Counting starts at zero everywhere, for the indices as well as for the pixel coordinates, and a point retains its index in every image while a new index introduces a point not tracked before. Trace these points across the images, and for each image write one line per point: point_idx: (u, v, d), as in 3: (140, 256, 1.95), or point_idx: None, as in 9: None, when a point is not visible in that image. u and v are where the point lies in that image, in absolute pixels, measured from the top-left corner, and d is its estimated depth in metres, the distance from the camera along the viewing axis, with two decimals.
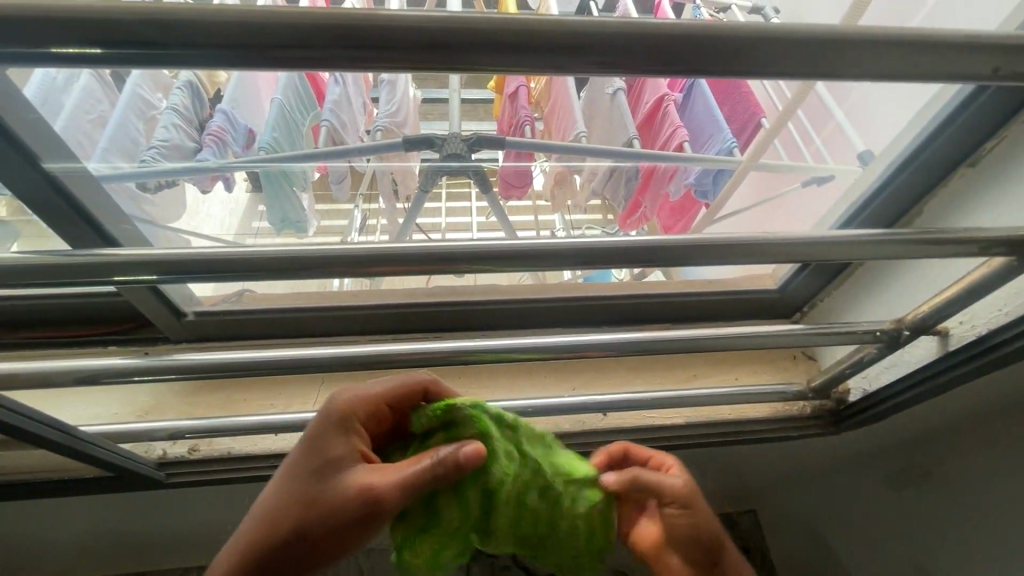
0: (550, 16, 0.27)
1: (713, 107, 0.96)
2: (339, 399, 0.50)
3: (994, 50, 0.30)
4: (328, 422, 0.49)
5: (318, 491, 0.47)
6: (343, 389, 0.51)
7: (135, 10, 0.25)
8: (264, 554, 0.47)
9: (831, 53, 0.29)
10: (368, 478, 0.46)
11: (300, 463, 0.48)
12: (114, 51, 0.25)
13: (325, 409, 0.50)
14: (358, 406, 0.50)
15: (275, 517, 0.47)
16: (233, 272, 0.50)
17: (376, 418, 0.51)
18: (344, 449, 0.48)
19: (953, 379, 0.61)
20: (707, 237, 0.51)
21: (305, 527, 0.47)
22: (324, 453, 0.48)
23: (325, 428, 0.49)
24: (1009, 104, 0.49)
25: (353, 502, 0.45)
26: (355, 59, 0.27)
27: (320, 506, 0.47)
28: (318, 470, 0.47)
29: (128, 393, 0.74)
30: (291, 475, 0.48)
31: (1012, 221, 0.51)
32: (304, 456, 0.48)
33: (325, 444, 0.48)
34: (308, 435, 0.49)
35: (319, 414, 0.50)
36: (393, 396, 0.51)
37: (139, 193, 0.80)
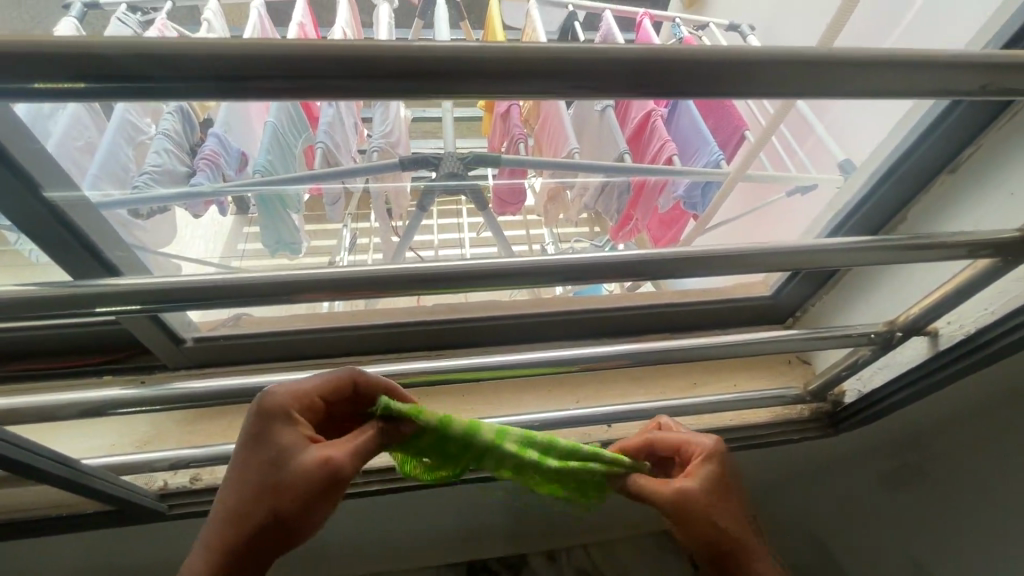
0: (543, 44, 0.28)
1: (698, 121, 0.99)
2: (274, 394, 0.45)
3: (981, 67, 0.32)
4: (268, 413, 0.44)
5: (272, 479, 0.43)
6: (274, 384, 0.46)
7: (150, 45, 0.25)
8: (233, 556, 0.43)
9: (826, 73, 0.30)
10: (324, 452, 0.43)
11: (247, 461, 0.43)
12: (126, 85, 0.26)
13: (258, 406, 0.45)
14: (297, 396, 0.45)
15: (234, 517, 0.43)
16: (242, 297, 0.50)
17: (315, 408, 0.46)
18: (293, 435, 0.44)
19: (944, 378, 0.63)
20: (703, 248, 0.53)
21: (270, 519, 0.43)
22: (274, 443, 0.44)
23: (269, 422, 0.44)
24: (984, 114, 0.51)
25: (316, 480, 0.42)
26: (360, 87, 0.27)
27: (283, 495, 0.42)
28: (269, 462, 0.43)
29: (125, 424, 0.72)
30: (245, 472, 0.43)
31: (993, 225, 0.53)
32: (254, 453, 0.44)
33: (274, 434, 0.44)
34: (248, 434, 0.44)
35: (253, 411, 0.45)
36: (331, 385, 0.46)
37: (130, 219, 0.79)
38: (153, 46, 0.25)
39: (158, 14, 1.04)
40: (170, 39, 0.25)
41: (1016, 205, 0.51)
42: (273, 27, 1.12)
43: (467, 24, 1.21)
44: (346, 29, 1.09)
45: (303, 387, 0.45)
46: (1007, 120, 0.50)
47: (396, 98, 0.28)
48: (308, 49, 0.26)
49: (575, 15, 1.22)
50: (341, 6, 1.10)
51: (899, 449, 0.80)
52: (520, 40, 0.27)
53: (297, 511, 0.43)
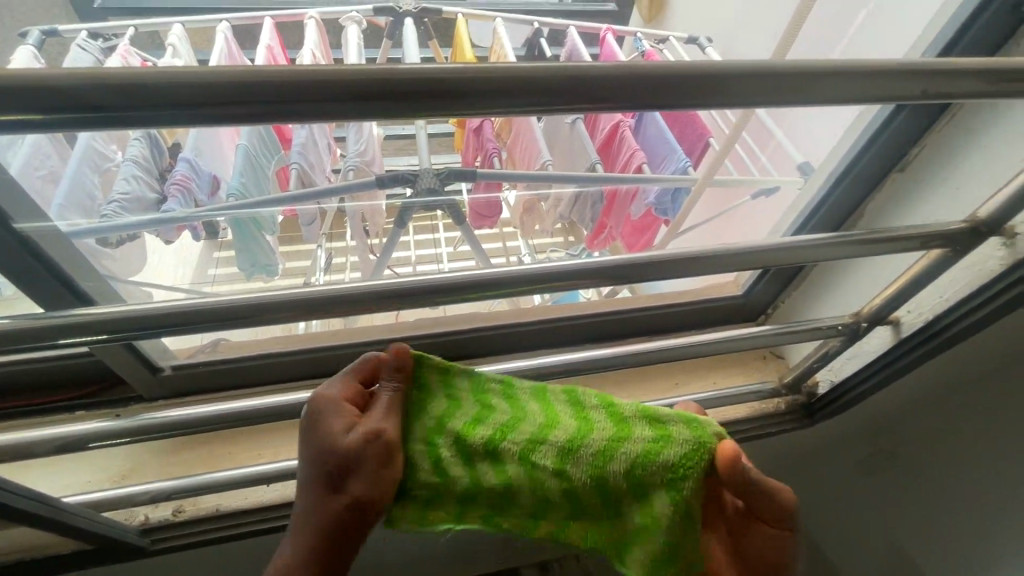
0: (521, 65, 0.29)
1: (664, 131, 1.03)
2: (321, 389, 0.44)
3: (920, 74, 0.34)
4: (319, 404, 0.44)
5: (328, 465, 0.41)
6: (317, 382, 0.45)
7: (133, 76, 0.25)
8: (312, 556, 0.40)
9: (780, 85, 0.32)
10: (372, 423, 0.41)
11: (306, 459, 0.42)
12: (104, 114, 0.26)
13: (309, 404, 0.43)
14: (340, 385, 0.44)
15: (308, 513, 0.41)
16: (223, 320, 0.50)
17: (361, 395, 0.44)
18: (337, 417, 0.42)
19: (907, 364, 0.67)
20: (677, 252, 0.56)
21: (338, 507, 0.40)
22: (328, 432, 0.41)
23: (319, 416, 0.42)
24: (926, 117, 0.55)
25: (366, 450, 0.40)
26: (341, 111, 0.28)
27: (352, 478, 0.40)
28: (321, 451, 0.41)
29: (99, 460, 0.70)
30: (310, 469, 0.41)
31: (942, 217, 0.57)
32: (312, 448, 0.41)
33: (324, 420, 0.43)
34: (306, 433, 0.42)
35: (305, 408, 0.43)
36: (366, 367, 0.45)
37: (99, 248, 0.77)
38: (127, 77, 0.25)
39: (120, 40, 1.02)
40: (149, 68, 0.25)
41: (962, 199, 0.55)
42: (239, 50, 1.12)
43: (435, 43, 1.23)
44: (315, 50, 1.09)
45: (341, 375, 0.45)
46: (949, 118, 0.54)
47: (373, 120, 0.29)
48: (287, 75, 0.27)
49: (540, 32, 1.25)
50: (309, 28, 1.10)
51: (871, 437, 0.84)
52: (496, 63, 0.29)
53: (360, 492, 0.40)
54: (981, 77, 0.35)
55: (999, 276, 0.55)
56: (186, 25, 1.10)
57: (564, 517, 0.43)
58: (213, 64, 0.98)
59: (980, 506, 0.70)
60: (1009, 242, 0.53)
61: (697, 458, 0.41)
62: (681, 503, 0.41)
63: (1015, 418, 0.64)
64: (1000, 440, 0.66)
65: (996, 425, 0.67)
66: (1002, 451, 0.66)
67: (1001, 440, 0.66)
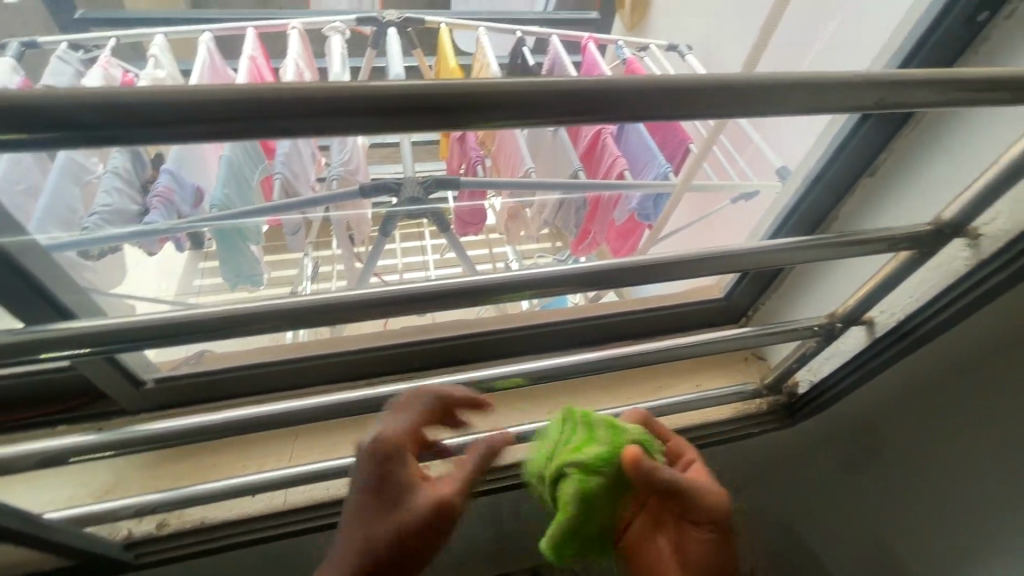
0: (495, 80, 0.30)
1: (646, 137, 1.05)
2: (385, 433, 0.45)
3: (880, 86, 0.36)
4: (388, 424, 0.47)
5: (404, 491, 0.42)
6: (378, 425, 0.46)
7: (107, 96, 0.26)
8: None
9: (747, 98, 0.33)
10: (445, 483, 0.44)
11: (368, 504, 0.41)
12: (76, 133, 0.26)
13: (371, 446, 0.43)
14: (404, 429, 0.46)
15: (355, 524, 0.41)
16: (205, 332, 0.50)
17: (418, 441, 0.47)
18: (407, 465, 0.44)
19: (882, 363, 0.68)
20: (656, 257, 0.56)
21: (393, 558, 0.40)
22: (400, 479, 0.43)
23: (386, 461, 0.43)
24: (891, 124, 0.56)
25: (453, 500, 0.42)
26: (316, 127, 0.29)
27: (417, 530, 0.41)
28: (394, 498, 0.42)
29: (81, 475, 0.69)
30: (373, 514, 0.41)
31: (910, 219, 0.59)
32: (379, 492, 0.42)
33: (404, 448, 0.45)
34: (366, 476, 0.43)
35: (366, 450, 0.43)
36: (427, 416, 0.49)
37: (81, 261, 0.77)
38: (99, 98, 0.25)
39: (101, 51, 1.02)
40: (121, 88, 0.25)
41: (928, 203, 0.57)
42: (222, 61, 1.12)
43: (419, 52, 1.23)
44: (298, 60, 1.09)
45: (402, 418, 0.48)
46: (913, 125, 0.56)
47: (350, 135, 0.30)
48: (263, 92, 0.27)
49: (523, 41, 1.27)
50: (292, 38, 1.11)
51: (867, 432, 0.83)
52: (472, 78, 0.29)
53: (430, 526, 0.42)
54: (935, 88, 0.37)
55: (965, 277, 0.56)
56: (168, 36, 1.10)
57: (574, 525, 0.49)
58: (194, 82, 0.96)
59: (971, 504, 0.70)
60: (972, 243, 0.55)
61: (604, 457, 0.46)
62: (589, 499, 0.45)
63: (1009, 416, 0.64)
64: (994, 439, 0.66)
65: (991, 424, 0.66)
66: (976, 446, 0.68)
67: (995, 438, 0.66)
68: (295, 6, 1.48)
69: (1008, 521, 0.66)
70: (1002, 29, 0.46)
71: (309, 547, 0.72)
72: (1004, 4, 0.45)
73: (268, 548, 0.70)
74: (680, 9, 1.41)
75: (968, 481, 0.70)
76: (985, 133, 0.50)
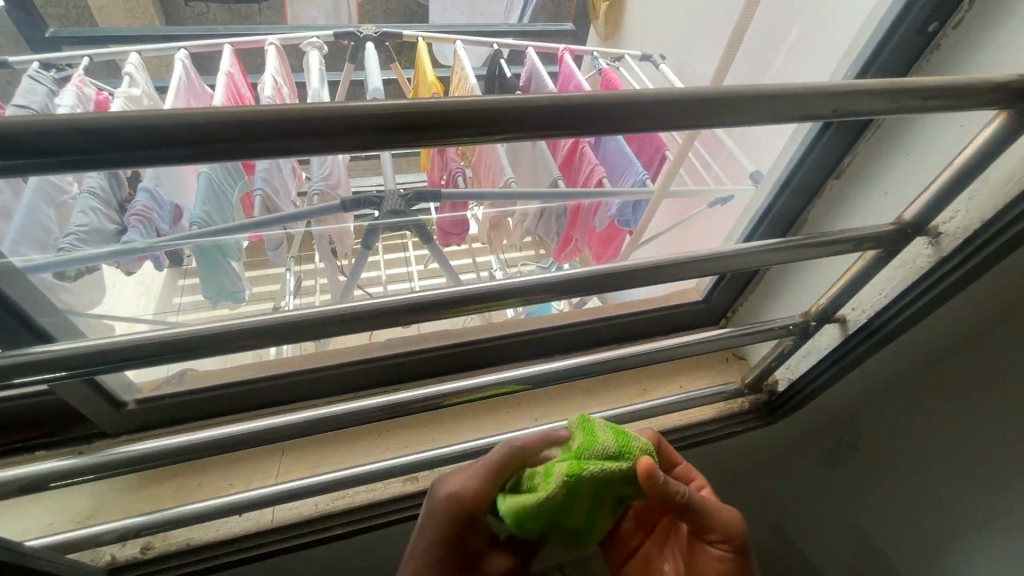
0: (469, 96, 0.31)
1: (623, 145, 1.07)
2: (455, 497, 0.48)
3: (835, 95, 0.37)
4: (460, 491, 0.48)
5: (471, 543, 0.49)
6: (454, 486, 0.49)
7: (79, 121, 0.26)
8: None
9: (710, 109, 0.35)
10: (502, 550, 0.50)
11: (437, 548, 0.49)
12: (50, 159, 0.26)
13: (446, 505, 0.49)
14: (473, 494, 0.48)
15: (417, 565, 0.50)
16: (187, 350, 0.49)
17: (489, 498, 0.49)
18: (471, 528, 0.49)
19: (854, 359, 0.71)
20: (635, 263, 0.58)
21: None
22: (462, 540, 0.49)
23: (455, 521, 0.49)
24: (852, 129, 0.58)
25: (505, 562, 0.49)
26: (294, 147, 0.29)
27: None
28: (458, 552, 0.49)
29: (61, 500, 0.68)
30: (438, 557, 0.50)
31: (876, 220, 0.61)
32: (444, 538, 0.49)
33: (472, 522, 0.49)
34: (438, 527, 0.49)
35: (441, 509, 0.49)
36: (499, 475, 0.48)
37: (56, 283, 0.75)
38: (70, 127, 0.25)
39: (75, 70, 1.01)
40: (97, 112, 0.26)
41: (890, 204, 0.59)
42: (198, 77, 1.11)
43: (397, 65, 1.25)
44: (276, 75, 1.10)
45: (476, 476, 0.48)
46: (872, 133, 0.58)
47: (327, 154, 0.30)
48: (240, 115, 0.28)
49: (499, 53, 1.29)
50: (269, 53, 1.11)
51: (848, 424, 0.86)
52: (445, 95, 0.30)
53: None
54: (886, 98, 0.39)
55: (928, 273, 0.59)
56: (142, 53, 1.09)
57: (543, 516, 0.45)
58: (169, 107, 0.95)
59: (956, 491, 0.73)
60: (933, 241, 0.57)
61: (617, 463, 0.42)
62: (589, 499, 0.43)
63: (996, 413, 0.67)
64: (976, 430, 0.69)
65: (973, 412, 0.70)
66: (960, 441, 0.71)
67: (977, 424, 0.69)
68: (271, 21, 1.48)
69: (992, 506, 0.69)
70: (950, 39, 0.49)
71: (298, 564, 0.72)
72: (951, 15, 0.48)
73: (256, 566, 0.69)
74: (653, 19, 1.45)
75: (953, 469, 0.73)
76: (939, 137, 0.52)
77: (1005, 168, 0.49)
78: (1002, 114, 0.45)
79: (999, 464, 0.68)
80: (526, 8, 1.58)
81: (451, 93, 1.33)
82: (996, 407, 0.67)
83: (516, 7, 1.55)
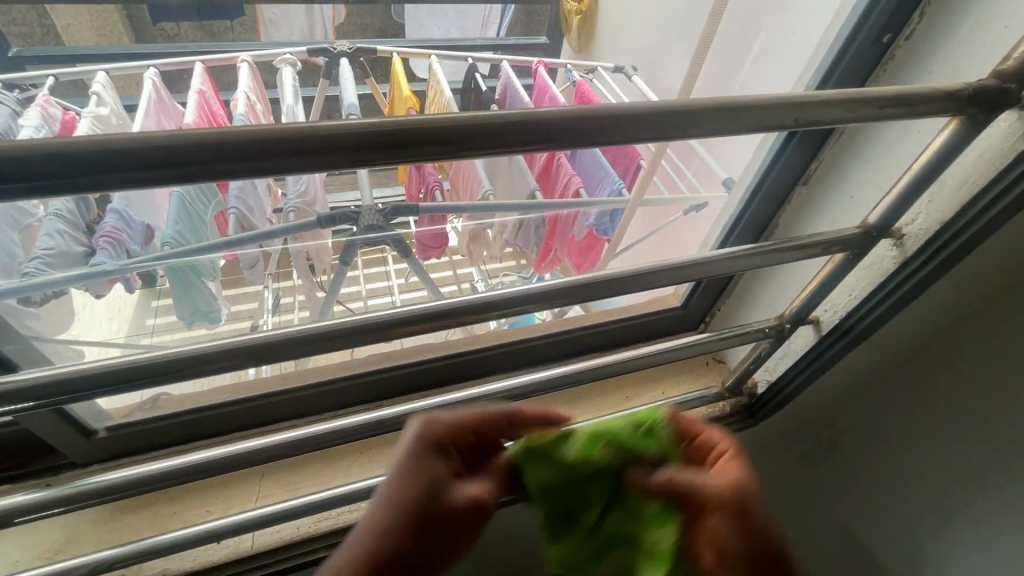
0: (439, 113, 0.31)
1: (598, 156, 1.09)
2: (433, 429, 0.49)
3: (796, 106, 0.39)
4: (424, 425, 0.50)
5: (439, 484, 0.48)
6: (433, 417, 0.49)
7: (40, 145, 0.25)
8: (383, 554, 0.46)
9: (677, 119, 0.36)
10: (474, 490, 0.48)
11: (399, 490, 0.47)
12: (9, 185, 0.25)
13: (420, 436, 0.49)
14: (452, 427, 0.50)
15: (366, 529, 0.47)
16: (161, 376, 0.48)
17: (465, 441, 0.51)
18: (441, 466, 0.49)
19: (829, 359, 0.73)
20: (612, 272, 0.58)
21: (403, 547, 0.46)
22: (427, 477, 0.48)
23: (427, 455, 0.48)
24: (817, 136, 0.60)
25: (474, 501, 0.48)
26: (266, 165, 0.29)
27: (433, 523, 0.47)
28: (422, 492, 0.47)
29: (29, 537, 0.65)
30: (398, 495, 0.47)
31: (843, 224, 0.63)
32: (410, 477, 0.47)
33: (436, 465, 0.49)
34: (405, 462, 0.48)
35: (412, 440, 0.49)
36: (483, 422, 0.51)
37: (21, 308, 0.73)
38: (42, 151, 0.25)
39: (40, 90, 0.99)
40: (61, 136, 0.25)
41: (855, 209, 0.61)
42: (168, 95, 1.10)
43: (372, 81, 1.25)
44: (249, 92, 1.09)
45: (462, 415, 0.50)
46: (836, 140, 0.60)
47: (300, 173, 0.30)
48: (210, 138, 0.27)
49: (475, 67, 1.30)
50: (241, 70, 1.10)
51: (825, 419, 0.89)
52: (416, 113, 0.30)
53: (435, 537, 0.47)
54: (846, 108, 0.40)
55: (893, 274, 0.61)
56: (111, 72, 1.08)
57: (576, 496, 0.47)
58: (139, 126, 0.93)
59: (930, 493, 0.75)
60: (897, 242, 0.59)
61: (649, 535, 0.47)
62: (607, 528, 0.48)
63: (961, 417, 0.70)
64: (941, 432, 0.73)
65: (944, 412, 0.72)
66: (931, 443, 0.74)
67: (948, 425, 0.72)
68: (245, 38, 1.48)
69: (958, 507, 0.72)
70: (903, 50, 0.51)
71: None
72: (903, 28, 0.50)
73: None
74: (625, 32, 1.48)
75: (926, 472, 0.75)
76: (897, 143, 0.54)
77: (960, 173, 0.52)
78: (954, 120, 0.47)
79: (970, 467, 0.70)
80: (501, 23, 1.62)
81: (428, 107, 1.34)
82: (965, 409, 0.70)
83: (492, 22, 1.62)
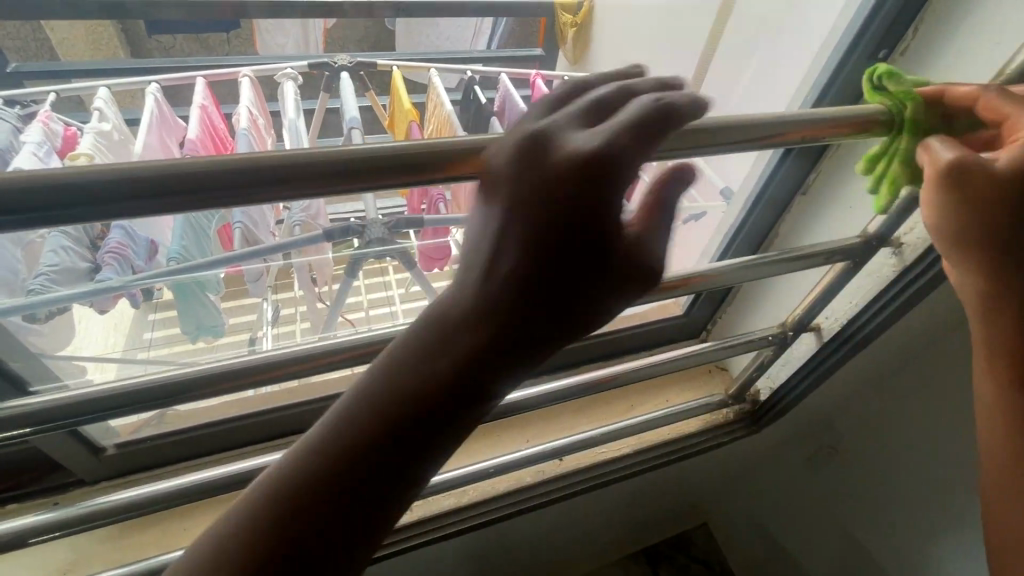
0: (433, 140, 0.33)
1: None
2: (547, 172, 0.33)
3: (795, 123, 0.40)
4: (539, 144, 0.34)
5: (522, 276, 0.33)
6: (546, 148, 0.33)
7: (64, 178, 0.26)
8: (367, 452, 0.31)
9: (683, 137, 0.37)
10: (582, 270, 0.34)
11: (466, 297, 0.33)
12: (40, 215, 0.27)
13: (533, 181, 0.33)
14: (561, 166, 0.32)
15: (347, 426, 0.31)
16: (174, 395, 0.48)
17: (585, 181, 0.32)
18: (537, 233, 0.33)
19: (831, 365, 0.73)
20: None
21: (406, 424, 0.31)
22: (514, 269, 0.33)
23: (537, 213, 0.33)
24: (812, 150, 0.62)
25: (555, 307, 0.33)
26: (279, 190, 0.30)
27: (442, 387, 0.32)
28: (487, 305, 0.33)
29: (38, 556, 0.64)
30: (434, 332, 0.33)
31: (840, 233, 0.65)
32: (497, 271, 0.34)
33: (527, 285, 0.33)
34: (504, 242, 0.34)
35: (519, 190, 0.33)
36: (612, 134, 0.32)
37: (25, 326, 0.73)
38: (83, 181, 0.27)
39: (41, 107, 0.99)
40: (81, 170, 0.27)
41: (851, 220, 0.62)
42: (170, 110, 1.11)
43: (371, 94, 1.26)
44: (250, 106, 1.09)
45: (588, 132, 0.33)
46: (831, 153, 0.61)
47: (305, 198, 0.31)
48: (227, 167, 0.29)
49: (473, 79, 1.32)
50: (244, 85, 1.10)
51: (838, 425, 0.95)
52: (415, 140, 0.33)
53: (441, 453, 0.32)
54: (846, 124, 0.41)
55: (894, 284, 0.62)
56: (112, 88, 1.08)
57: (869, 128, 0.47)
58: (142, 143, 0.94)
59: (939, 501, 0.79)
60: (896, 252, 0.60)
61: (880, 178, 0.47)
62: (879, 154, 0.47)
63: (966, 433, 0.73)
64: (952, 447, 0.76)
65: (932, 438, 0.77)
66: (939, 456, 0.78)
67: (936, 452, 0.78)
68: (243, 52, 1.49)
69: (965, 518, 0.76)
70: (897, 65, 0.52)
71: None
72: (896, 44, 0.51)
73: None
74: (620, 43, 1.50)
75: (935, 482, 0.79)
76: None
77: None
78: None
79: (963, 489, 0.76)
80: (492, 34, 1.64)
81: (427, 119, 1.34)
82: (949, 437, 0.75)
83: (483, 33, 1.63)
